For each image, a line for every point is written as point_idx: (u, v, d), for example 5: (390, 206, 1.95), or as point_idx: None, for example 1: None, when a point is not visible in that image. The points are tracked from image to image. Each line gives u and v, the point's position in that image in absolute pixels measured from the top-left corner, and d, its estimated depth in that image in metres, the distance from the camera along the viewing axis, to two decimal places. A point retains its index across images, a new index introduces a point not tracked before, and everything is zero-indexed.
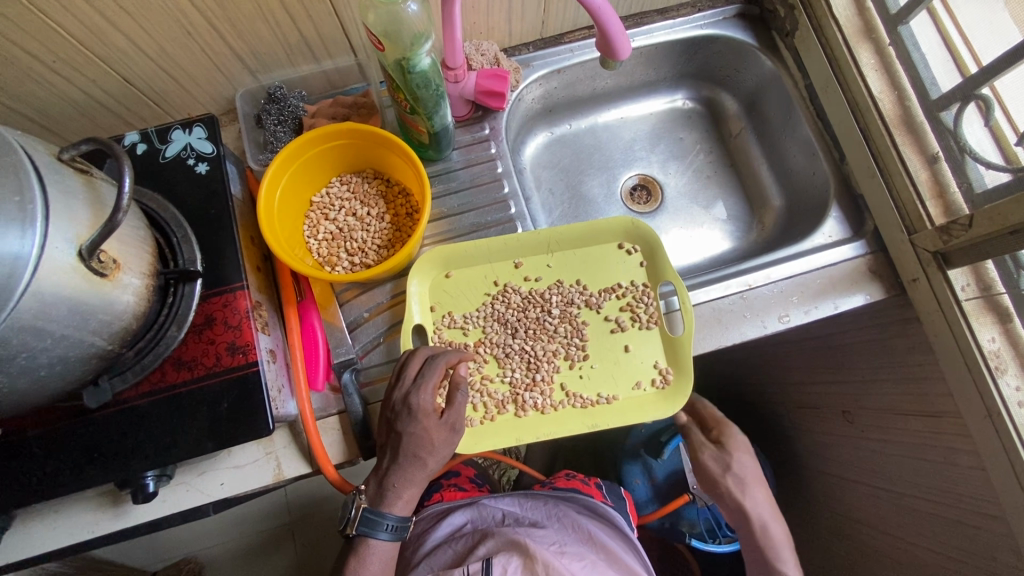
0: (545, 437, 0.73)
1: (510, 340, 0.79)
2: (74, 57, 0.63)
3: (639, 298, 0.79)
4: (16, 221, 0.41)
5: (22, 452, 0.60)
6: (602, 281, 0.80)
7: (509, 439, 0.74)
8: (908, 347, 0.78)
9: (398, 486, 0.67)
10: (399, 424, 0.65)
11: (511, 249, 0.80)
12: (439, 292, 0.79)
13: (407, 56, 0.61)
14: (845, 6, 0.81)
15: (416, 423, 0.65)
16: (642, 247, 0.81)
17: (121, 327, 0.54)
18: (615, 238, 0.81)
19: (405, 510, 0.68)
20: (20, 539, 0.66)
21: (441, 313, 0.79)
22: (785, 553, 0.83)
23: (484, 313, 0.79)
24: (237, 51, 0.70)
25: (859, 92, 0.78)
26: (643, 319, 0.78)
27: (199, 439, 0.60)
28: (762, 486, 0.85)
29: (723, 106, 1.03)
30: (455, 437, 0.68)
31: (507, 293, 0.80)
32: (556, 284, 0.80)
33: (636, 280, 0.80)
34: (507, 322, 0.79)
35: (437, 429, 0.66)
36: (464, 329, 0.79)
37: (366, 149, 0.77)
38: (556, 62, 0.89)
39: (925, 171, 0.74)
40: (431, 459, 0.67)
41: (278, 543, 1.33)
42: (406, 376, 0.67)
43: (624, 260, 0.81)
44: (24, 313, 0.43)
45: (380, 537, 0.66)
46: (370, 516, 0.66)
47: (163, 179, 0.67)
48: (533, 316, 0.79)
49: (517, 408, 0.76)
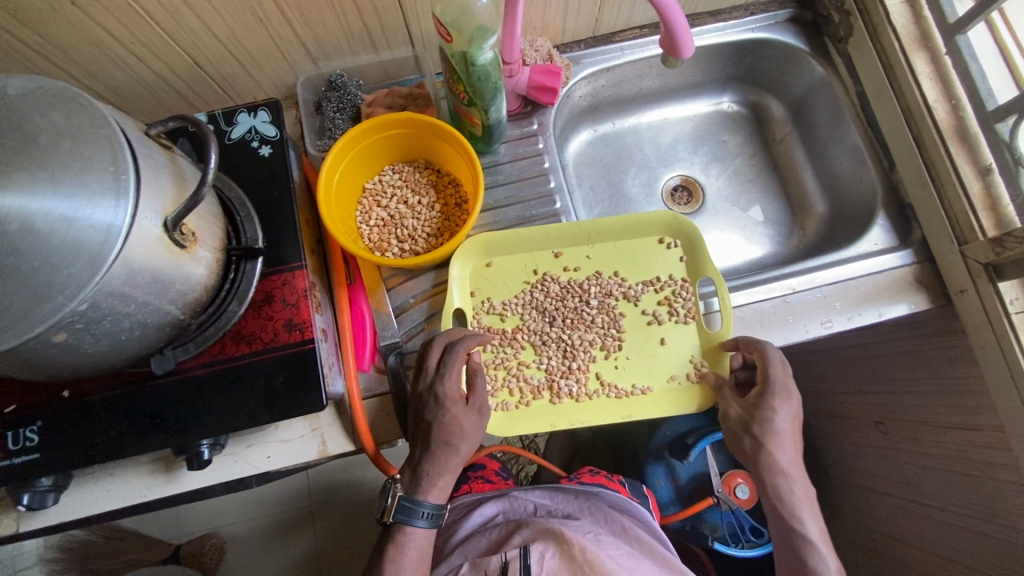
0: (579, 425, 0.75)
1: (547, 328, 0.80)
2: (151, 39, 0.65)
3: (678, 292, 0.80)
4: (112, 191, 0.43)
5: (86, 414, 0.63)
6: (641, 273, 0.81)
7: (543, 424, 0.75)
8: (949, 359, 0.77)
9: (432, 474, 0.67)
10: (428, 413, 0.66)
11: (551, 239, 0.81)
12: (479, 278, 0.81)
13: (471, 48, 0.63)
14: (902, 13, 0.80)
15: (443, 411, 0.66)
16: (682, 242, 0.81)
17: (193, 298, 0.57)
18: (655, 232, 0.82)
19: (440, 497, 0.68)
20: (77, 499, 0.68)
21: (481, 298, 0.80)
22: (809, 519, 0.68)
23: (523, 300, 0.80)
24: (302, 39, 0.73)
25: (914, 99, 0.78)
26: (681, 314, 0.79)
27: (255, 411, 0.63)
28: (791, 442, 0.67)
29: (769, 111, 1.03)
30: (483, 420, 0.69)
31: (546, 281, 0.81)
32: (594, 275, 0.81)
33: (674, 274, 0.81)
34: (545, 310, 0.80)
35: (465, 414, 0.67)
36: (502, 316, 0.80)
37: (420, 139, 0.79)
38: (605, 60, 0.90)
39: (978, 182, 0.73)
40: (462, 444, 0.67)
41: (299, 524, 1.35)
42: (428, 366, 0.68)
43: (663, 253, 0.82)
44: (115, 279, 0.45)
45: (417, 523, 0.67)
46: (405, 504, 0.67)
47: (228, 159, 0.70)
48: (571, 306, 0.81)
49: (552, 395, 0.77)
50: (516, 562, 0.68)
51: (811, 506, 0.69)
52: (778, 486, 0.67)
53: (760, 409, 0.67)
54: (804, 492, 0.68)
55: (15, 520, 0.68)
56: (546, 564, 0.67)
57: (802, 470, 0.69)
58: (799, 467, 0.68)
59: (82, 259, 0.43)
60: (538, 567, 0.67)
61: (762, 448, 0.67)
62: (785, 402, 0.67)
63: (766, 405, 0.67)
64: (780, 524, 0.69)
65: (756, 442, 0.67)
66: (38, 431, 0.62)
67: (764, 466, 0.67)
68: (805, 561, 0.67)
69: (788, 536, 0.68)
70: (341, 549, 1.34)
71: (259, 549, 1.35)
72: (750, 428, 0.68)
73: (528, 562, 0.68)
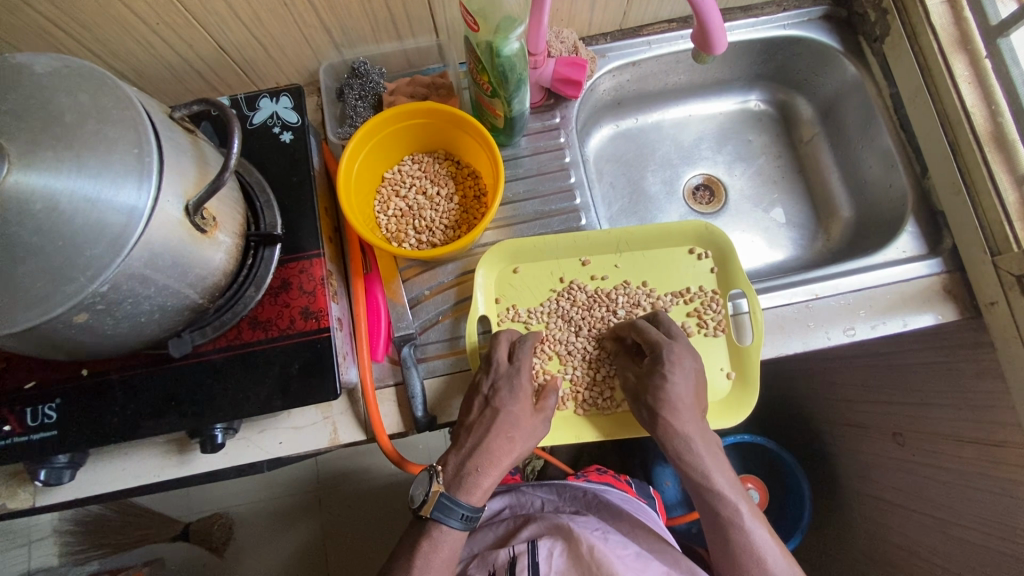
0: (605, 437, 0.75)
1: (572, 338, 0.79)
2: (176, 21, 0.65)
3: (708, 304, 0.78)
4: (135, 174, 0.43)
5: (103, 393, 0.63)
6: (670, 283, 0.79)
7: (569, 436, 0.75)
8: (975, 373, 0.75)
9: (482, 469, 0.66)
10: (497, 401, 0.67)
11: (579, 247, 0.79)
12: (505, 285, 0.79)
13: (497, 38, 0.62)
14: (943, 12, 0.77)
15: (515, 404, 0.67)
16: (713, 252, 0.79)
17: (212, 283, 0.57)
18: (686, 242, 0.80)
19: (479, 501, 0.67)
20: (89, 476, 0.69)
21: (505, 305, 0.79)
22: (715, 471, 0.69)
23: (548, 309, 0.79)
24: (327, 25, 0.72)
25: (951, 103, 0.75)
26: (710, 327, 0.77)
27: (269, 397, 0.63)
28: (687, 410, 0.68)
29: (797, 111, 1.01)
30: (542, 429, 0.70)
31: (573, 290, 0.79)
32: (622, 284, 0.79)
33: (704, 286, 0.79)
34: (571, 319, 0.79)
35: (530, 416, 0.69)
36: (527, 324, 0.79)
37: (441, 130, 0.78)
38: (631, 54, 0.88)
39: (1015, 191, 0.70)
40: (519, 444, 0.67)
41: (306, 508, 1.36)
42: (500, 359, 0.69)
43: (694, 264, 0.79)
44: (135, 262, 0.45)
45: (452, 524, 0.65)
46: (445, 502, 0.65)
47: (250, 144, 0.70)
48: (598, 315, 0.79)
49: (577, 406, 0.76)
50: (523, 559, 0.68)
51: (718, 459, 0.70)
52: (678, 448, 0.68)
53: (652, 379, 0.68)
54: (707, 446, 0.69)
55: (31, 494, 0.69)
56: (554, 563, 0.67)
57: (703, 428, 0.69)
58: (699, 428, 0.69)
59: (104, 241, 0.43)
60: (545, 565, 0.67)
61: (658, 418, 0.68)
62: (675, 365, 0.68)
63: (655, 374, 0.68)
64: (689, 480, 0.71)
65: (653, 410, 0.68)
66: (56, 408, 0.63)
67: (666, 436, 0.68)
68: (717, 512, 0.69)
69: (696, 487, 0.70)
70: (346, 536, 1.35)
71: (267, 531, 1.36)
72: (646, 399, 0.69)
73: (536, 559, 0.67)
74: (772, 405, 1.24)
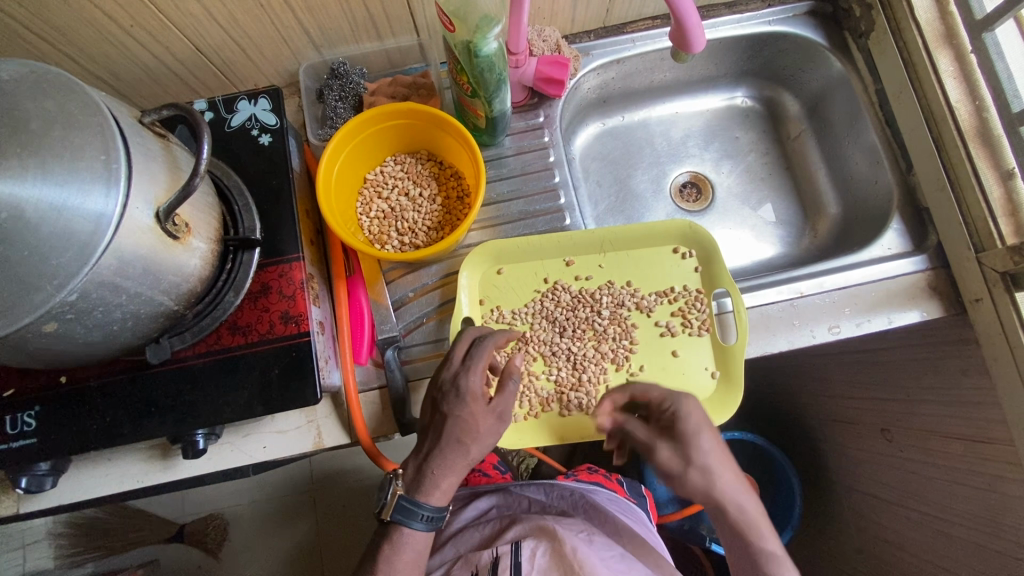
0: (589, 437, 0.76)
1: (557, 339, 0.79)
2: (151, 23, 0.64)
3: (692, 303, 0.78)
4: (102, 180, 0.43)
5: (83, 400, 0.63)
6: (654, 283, 0.79)
7: (554, 437, 0.76)
8: (961, 369, 0.75)
9: (438, 472, 0.65)
10: (445, 405, 0.64)
11: (563, 247, 0.79)
12: (489, 286, 0.79)
13: (475, 38, 0.62)
14: (928, 8, 0.76)
15: (463, 407, 0.64)
16: (698, 251, 0.79)
17: (187, 288, 0.56)
18: (671, 241, 0.79)
19: (441, 501, 0.66)
20: (72, 484, 0.69)
21: (490, 306, 0.79)
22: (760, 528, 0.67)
23: (533, 310, 0.79)
24: (305, 25, 0.72)
25: (935, 98, 0.75)
26: (695, 326, 0.77)
27: (250, 402, 0.62)
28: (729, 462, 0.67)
29: (784, 107, 1.00)
30: (500, 426, 0.66)
31: (557, 291, 0.79)
32: (606, 284, 0.79)
33: (689, 285, 0.79)
34: (555, 320, 0.79)
35: (484, 415, 0.65)
36: (511, 325, 0.78)
37: (422, 130, 0.77)
38: (615, 52, 0.88)
39: (999, 188, 0.70)
40: (474, 446, 0.65)
41: (299, 509, 1.36)
42: (455, 357, 0.66)
43: (678, 263, 0.79)
44: (104, 269, 0.44)
45: (414, 526, 0.64)
46: (405, 504, 0.64)
47: (227, 146, 0.69)
48: (582, 315, 0.79)
49: (562, 407, 0.76)
50: (506, 559, 0.68)
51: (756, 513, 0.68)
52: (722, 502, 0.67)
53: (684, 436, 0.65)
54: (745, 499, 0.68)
55: (15, 501, 0.68)
56: (537, 562, 0.67)
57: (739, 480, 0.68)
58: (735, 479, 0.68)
59: (72, 249, 0.42)
60: (528, 565, 0.66)
61: (706, 471, 0.66)
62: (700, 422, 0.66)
63: (693, 438, 0.65)
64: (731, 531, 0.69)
65: (705, 474, 0.66)
66: (35, 416, 0.63)
67: (715, 492, 0.66)
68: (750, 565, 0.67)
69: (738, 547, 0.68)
70: (340, 537, 1.35)
71: (261, 532, 1.36)
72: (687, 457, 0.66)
73: (518, 559, 0.67)
74: (763, 402, 1.24)
